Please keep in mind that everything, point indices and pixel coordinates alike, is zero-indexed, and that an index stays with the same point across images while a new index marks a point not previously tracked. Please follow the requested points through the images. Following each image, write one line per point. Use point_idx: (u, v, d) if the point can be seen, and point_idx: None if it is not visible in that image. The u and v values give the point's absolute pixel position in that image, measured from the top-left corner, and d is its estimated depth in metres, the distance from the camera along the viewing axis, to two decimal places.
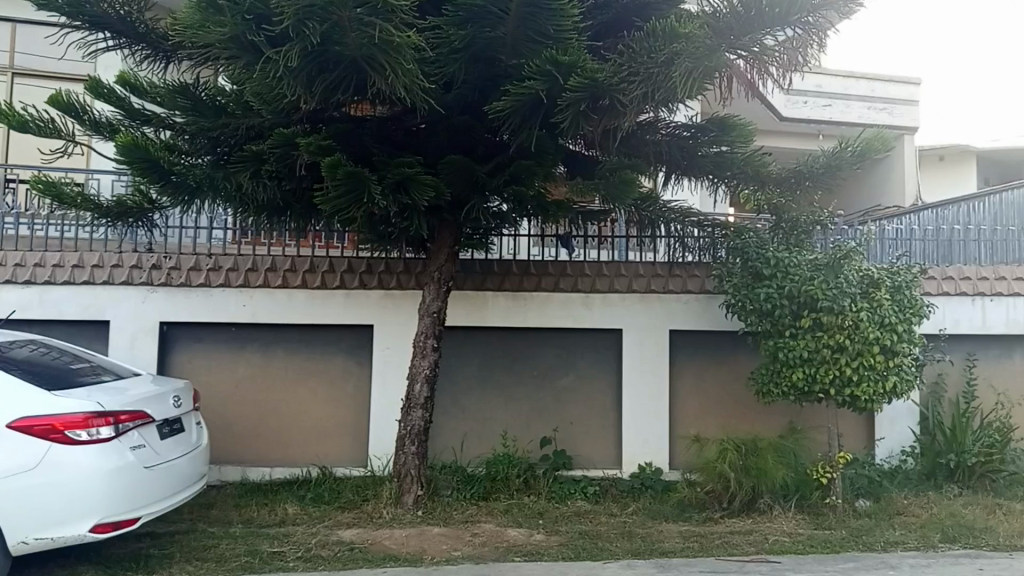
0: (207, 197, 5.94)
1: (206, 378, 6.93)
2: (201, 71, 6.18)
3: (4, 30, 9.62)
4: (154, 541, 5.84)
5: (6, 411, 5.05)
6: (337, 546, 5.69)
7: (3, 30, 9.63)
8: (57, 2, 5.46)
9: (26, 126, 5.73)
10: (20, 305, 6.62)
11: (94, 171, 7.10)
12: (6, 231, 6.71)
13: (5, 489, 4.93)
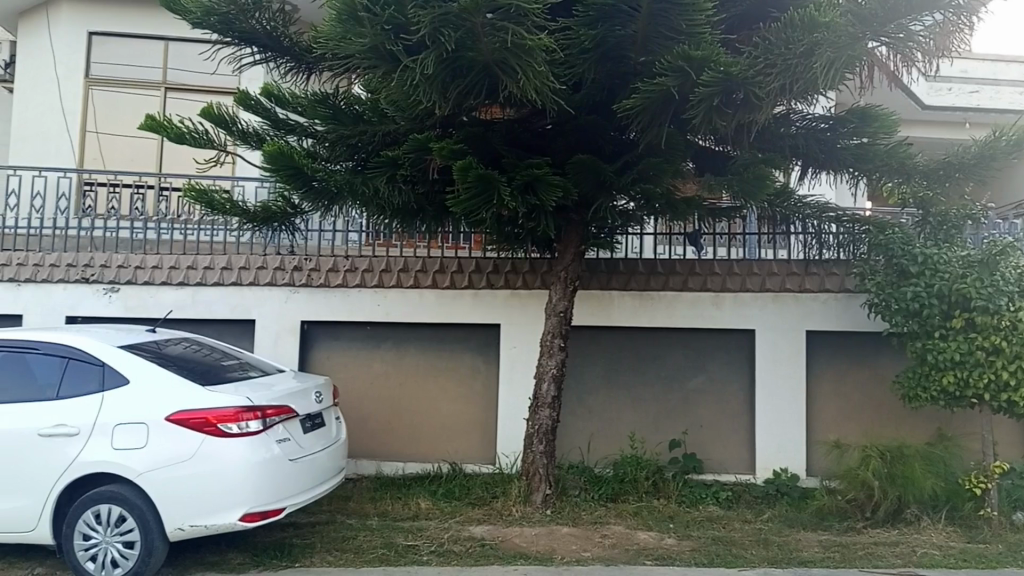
0: (346, 201, 6.18)
1: (342, 375, 7.20)
2: (341, 81, 6.43)
3: (157, 48, 9.67)
4: (298, 530, 6.11)
5: (167, 404, 5.38)
6: (469, 542, 5.78)
7: (156, 48, 9.65)
8: (211, 21, 5.81)
9: (183, 138, 6.10)
10: (176, 305, 7.06)
11: (239, 179, 7.49)
12: (162, 236, 7.19)
13: (166, 478, 5.27)
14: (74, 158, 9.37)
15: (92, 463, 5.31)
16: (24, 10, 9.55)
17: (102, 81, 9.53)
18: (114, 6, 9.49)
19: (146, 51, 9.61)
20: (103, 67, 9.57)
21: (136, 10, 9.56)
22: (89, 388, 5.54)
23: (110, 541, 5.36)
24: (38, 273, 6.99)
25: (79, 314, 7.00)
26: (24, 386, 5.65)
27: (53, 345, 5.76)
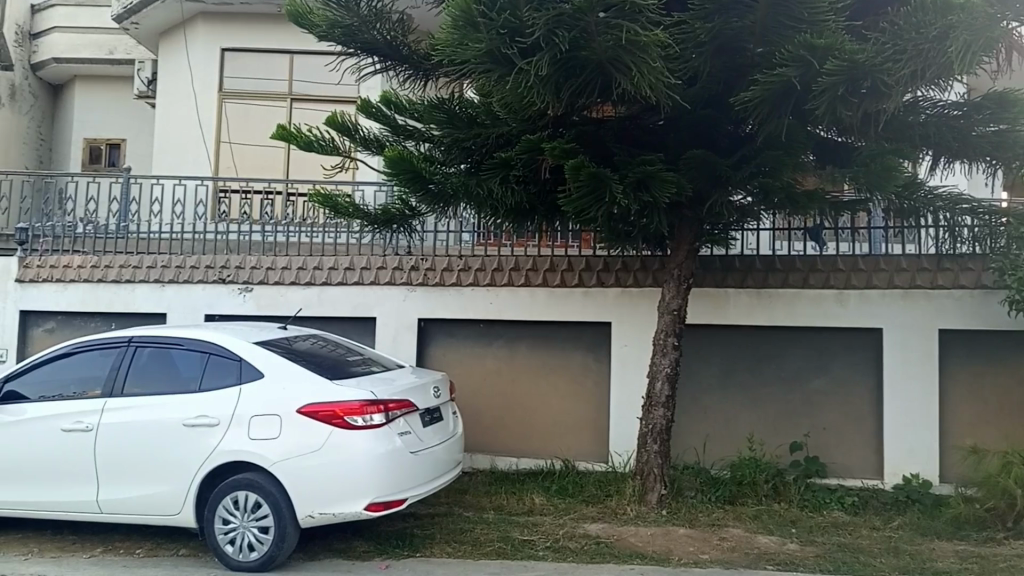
0: (461, 203, 6.35)
1: (456, 371, 7.38)
2: (456, 86, 6.61)
3: (283, 62, 10.04)
4: (418, 521, 6.34)
5: (298, 397, 5.67)
6: (584, 540, 5.81)
7: (282, 62, 10.02)
8: (336, 34, 6.21)
9: (312, 145, 6.44)
10: (303, 304, 7.44)
11: (359, 184, 7.82)
12: (290, 239, 7.60)
13: (297, 467, 5.56)
14: (209, 166, 9.86)
15: (231, 453, 5.64)
16: (165, 32, 10.24)
17: (234, 93, 10.01)
18: (245, 24, 9.95)
19: (273, 65, 10.00)
20: (234, 80, 10.04)
21: (264, 26, 9.96)
22: (227, 381, 5.90)
23: (247, 526, 5.67)
24: (180, 274, 7.53)
25: (216, 313, 7.49)
26: (169, 379, 6.03)
27: (195, 341, 6.13)
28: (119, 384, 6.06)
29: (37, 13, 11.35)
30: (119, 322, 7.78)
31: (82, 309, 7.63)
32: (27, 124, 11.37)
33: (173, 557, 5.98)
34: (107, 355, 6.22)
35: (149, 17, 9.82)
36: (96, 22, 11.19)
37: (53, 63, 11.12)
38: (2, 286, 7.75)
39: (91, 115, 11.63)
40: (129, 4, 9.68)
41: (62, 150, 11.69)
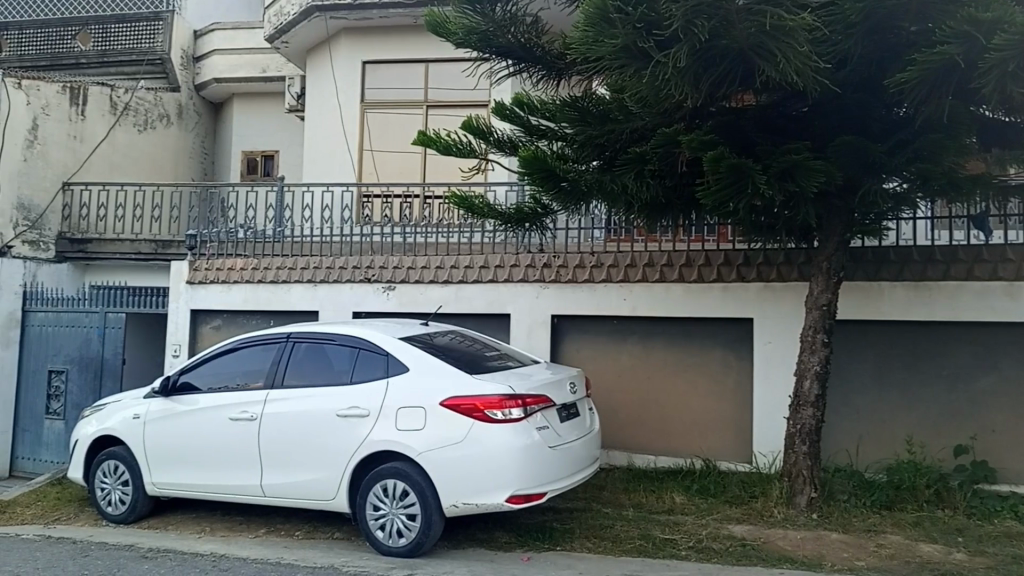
0: (594, 199, 6.35)
1: (593, 368, 7.41)
2: (588, 83, 6.64)
3: (419, 70, 10.30)
4: (557, 514, 6.46)
5: (442, 391, 5.87)
6: (729, 541, 5.68)
7: (418, 71, 10.30)
8: (472, 40, 6.41)
9: (449, 148, 6.64)
10: (442, 301, 7.69)
11: (491, 185, 7.96)
12: (429, 239, 7.90)
13: (442, 458, 5.76)
14: (353, 172, 10.29)
15: (380, 442, 5.92)
16: (311, 49, 10.83)
17: (376, 104, 10.36)
18: (383, 36, 10.28)
19: (410, 73, 10.28)
20: (375, 91, 10.39)
21: (401, 37, 10.25)
22: (376, 374, 6.21)
23: (396, 513, 5.94)
24: (329, 274, 7.99)
25: (362, 311, 7.85)
26: (322, 372, 6.42)
27: (345, 337, 6.50)
28: (278, 377, 6.50)
29: (200, 37, 12.20)
30: (277, 320, 8.32)
31: (244, 307, 8.24)
32: (193, 140, 12.18)
33: (329, 540, 6.37)
34: (267, 350, 6.67)
35: (298, 36, 10.39)
36: (250, 43, 11.89)
37: (214, 82, 11.95)
38: (174, 288, 8.46)
39: (248, 129, 12.40)
40: (279, 25, 10.28)
41: (223, 162, 12.50)
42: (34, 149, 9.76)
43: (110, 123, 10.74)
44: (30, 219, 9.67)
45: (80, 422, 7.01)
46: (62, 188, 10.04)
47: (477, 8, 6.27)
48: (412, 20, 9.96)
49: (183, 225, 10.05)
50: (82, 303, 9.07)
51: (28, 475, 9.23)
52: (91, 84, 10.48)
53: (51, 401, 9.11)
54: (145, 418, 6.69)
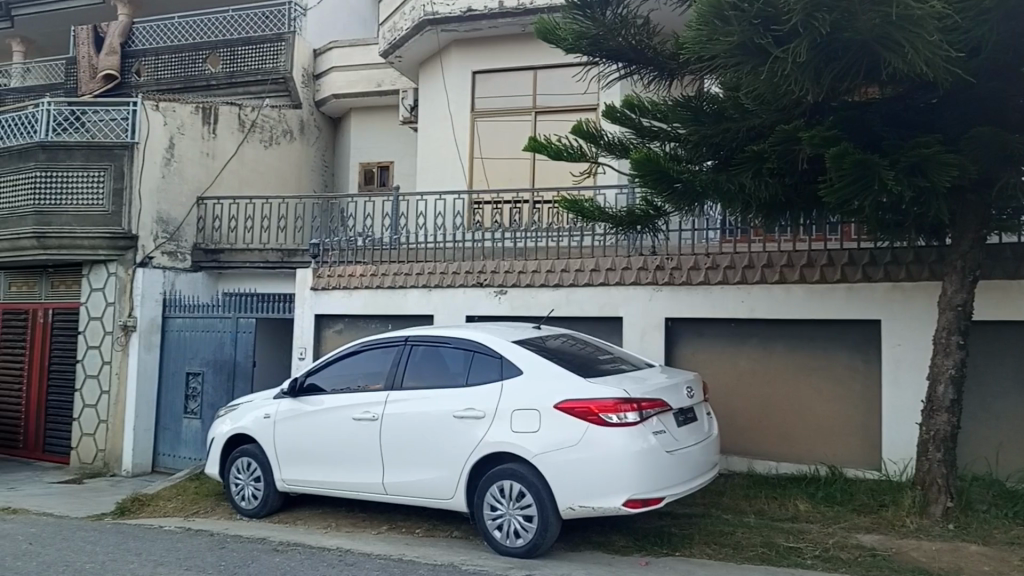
0: (710, 200, 6.28)
1: (708, 371, 7.30)
2: (702, 82, 6.58)
3: (527, 78, 10.16)
4: (675, 520, 6.41)
5: (558, 393, 5.92)
6: (858, 550, 5.46)
7: (526, 78, 10.15)
8: (583, 45, 6.47)
9: (560, 153, 6.65)
10: (554, 305, 7.74)
11: (601, 187, 7.95)
12: (539, 243, 8.01)
13: (559, 460, 5.79)
14: (464, 180, 10.34)
15: (499, 443, 6.02)
16: (424, 61, 10.94)
17: (486, 112, 10.30)
18: (492, 45, 10.23)
19: (519, 82, 10.15)
20: (485, 100, 10.34)
21: (510, 44, 10.16)
22: (492, 376, 6.32)
23: (513, 513, 6.01)
24: (442, 280, 8.19)
25: (475, 314, 8.01)
26: (439, 374, 6.59)
27: (460, 339, 6.64)
28: (398, 378, 6.72)
29: (319, 56, 12.77)
30: (393, 324, 8.59)
31: (363, 311, 8.57)
32: (314, 154, 12.68)
33: (449, 538, 6.53)
34: (386, 353, 6.91)
35: (411, 50, 10.56)
36: (366, 59, 12.30)
37: (332, 98, 12.47)
38: (300, 294, 8.88)
39: (364, 142, 12.87)
40: (394, 40, 10.52)
41: (341, 174, 13.03)
42: (171, 165, 10.41)
43: (239, 140, 11.23)
44: (169, 231, 10.38)
45: (216, 420, 7.44)
46: (197, 203, 10.66)
47: (587, 14, 6.37)
48: (520, 28, 9.83)
49: (306, 234, 10.58)
50: (216, 309, 9.63)
51: (169, 470, 9.93)
52: (222, 103, 10.95)
53: (189, 401, 9.74)
54: (275, 418, 7.04)
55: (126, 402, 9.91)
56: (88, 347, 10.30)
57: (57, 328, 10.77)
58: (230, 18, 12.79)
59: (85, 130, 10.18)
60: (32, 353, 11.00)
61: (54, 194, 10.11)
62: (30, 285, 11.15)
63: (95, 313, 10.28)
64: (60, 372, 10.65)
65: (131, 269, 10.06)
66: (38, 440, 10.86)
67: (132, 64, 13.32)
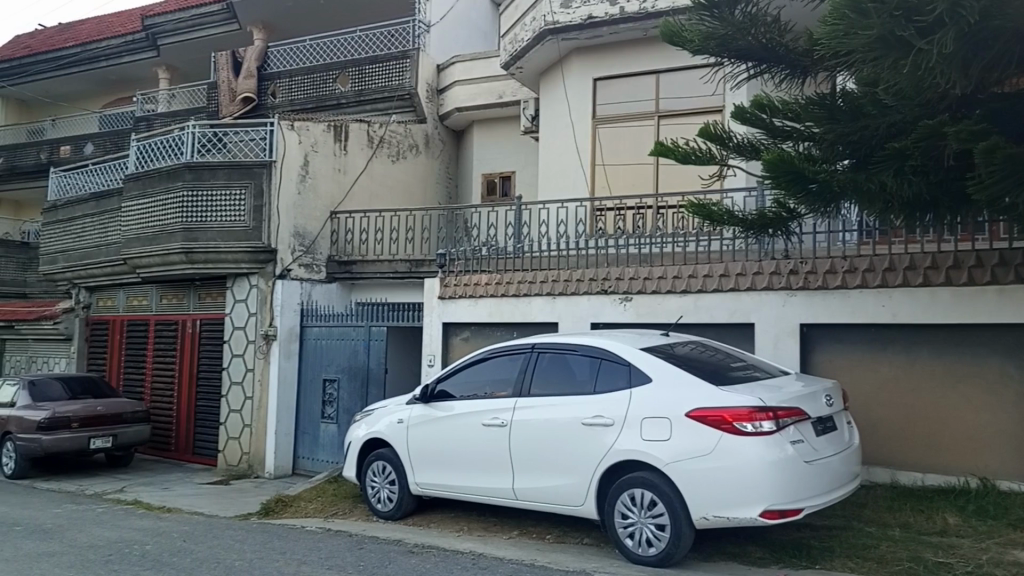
0: (847, 200, 6.06)
1: (846, 378, 7.08)
2: (839, 79, 6.37)
3: (649, 82, 10.06)
4: (814, 532, 6.24)
5: (689, 401, 5.83)
6: (1016, 569, 5.17)
7: (648, 83, 10.06)
8: (710, 46, 6.40)
9: (688, 156, 6.64)
10: (681, 311, 7.69)
11: (731, 190, 7.86)
12: (665, 248, 8.02)
13: (692, 469, 5.70)
14: (585, 187, 10.31)
15: (630, 451, 5.99)
16: (545, 71, 10.99)
17: (606, 119, 10.27)
18: (613, 51, 10.18)
19: (640, 86, 10.06)
20: (607, 106, 10.30)
21: (632, 49, 10.07)
22: (619, 384, 6.29)
23: (644, 522, 5.95)
24: (567, 287, 8.31)
25: (601, 321, 8.07)
26: (566, 382, 6.62)
27: (587, 347, 6.65)
28: (526, 385, 6.80)
29: (442, 71, 12.97)
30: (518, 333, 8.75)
31: (489, 320, 8.77)
32: (438, 167, 12.89)
33: (579, 545, 6.56)
34: (514, 359, 7.02)
35: (531, 60, 10.68)
36: (489, 72, 12.34)
37: (456, 111, 12.63)
38: (428, 303, 9.19)
39: (485, 153, 12.86)
40: (515, 51, 10.67)
41: (465, 186, 13.15)
42: (306, 182, 10.92)
43: (368, 156, 11.70)
44: (305, 245, 10.88)
45: (353, 425, 7.77)
46: (330, 217, 11.19)
47: (715, 14, 6.30)
48: (642, 32, 9.75)
49: (432, 245, 10.84)
50: (349, 318, 10.01)
51: (309, 472, 10.33)
52: (352, 121, 11.43)
53: (326, 406, 10.14)
54: (408, 423, 7.26)
55: (268, 407, 10.40)
56: (232, 356, 10.88)
57: (204, 338, 11.44)
58: (357, 39, 13.52)
59: (226, 151, 10.80)
60: (183, 361, 11.74)
61: (200, 211, 10.75)
62: (178, 297, 11.92)
63: (239, 323, 10.86)
64: (207, 379, 11.33)
65: (271, 281, 10.58)
66: (189, 444, 11.56)
67: (268, 86, 14.17)
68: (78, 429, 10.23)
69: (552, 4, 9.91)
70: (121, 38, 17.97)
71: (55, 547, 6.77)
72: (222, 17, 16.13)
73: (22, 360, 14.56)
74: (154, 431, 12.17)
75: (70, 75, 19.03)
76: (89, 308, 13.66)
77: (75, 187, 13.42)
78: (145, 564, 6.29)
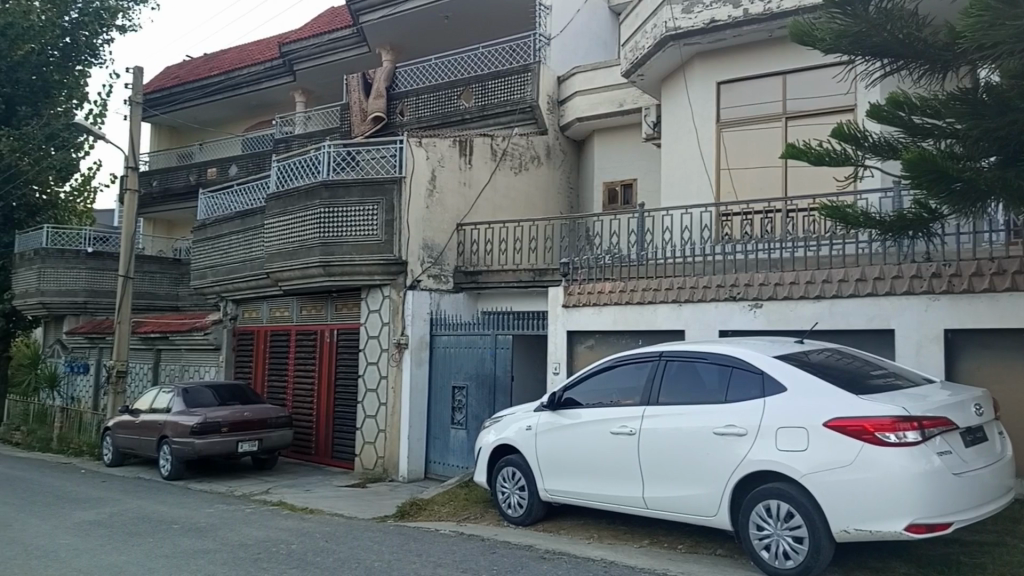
0: (994, 200, 5.69)
1: (997, 387, 6.74)
2: (985, 72, 5.89)
3: (775, 84, 9.84)
4: (965, 548, 5.96)
5: (826, 410, 5.64)
6: None
7: (774, 84, 9.85)
8: (844, 45, 6.22)
9: (822, 158, 6.47)
10: (816, 318, 7.52)
11: (867, 191, 7.69)
12: (796, 253, 7.92)
13: (831, 480, 5.50)
14: (710, 192, 10.20)
15: (763, 462, 5.86)
16: (667, 77, 10.93)
17: (731, 122, 10.12)
18: (738, 53, 10.03)
19: (767, 89, 9.87)
20: (733, 109, 10.14)
21: (758, 52, 9.89)
22: (752, 394, 6.16)
23: (781, 534, 5.79)
24: (694, 294, 8.30)
25: (731, 328, 8.01)
26: (695, 390, 6.56)
27: (716, 354, 6.56)
28: (654, 394, 6.79)
29: (562, 82, 13.11)
30: (644, 340, 8.80)
31: (614, 328, 8.90)
32: (560, 176, 13.18)
33: (713, 556, 6.50)
34: (641, 368, 7.04)
35: (652, 67, 10.68)
36: (610, 80, 12.35)
37: (576, 122, 12.77)
38: (553, 311, 9.46)
39: (607, 161, 12.93)
40: (636, 59, 10.71)
41: (586, 195, 13.27)
42: (434, 196, 11.26)
43: (492, 169, 12.00)
44: (434, 256, 11.22)
45: (483, 431, 8.10)
46: (456, 229, 11.51)
47: (847, 11, 6.11)
48: (768, 33, 9.57)
49: (555, 254, 11.12)
50: (477, 327, 10.37)
51: (441, 477, 10.65)
52: (476, 136, 11.74)
53: (456, 413, 10.46)
54: (536, 430, 7.47)
55: (401, 413, 10.81)
56: (368, 363, 11.36)
57: (342, 347, 12.00)
58: (481, 55, 13.81)
59: (360, 168, 11.28)
60: (322, 369, 12.35)
61: (337, 227, 11.22)
62: (317, 308, 12.58)
63: (373, 332, 11.32)
64: (343, 386, 11.91)
65: (402, 291, 10.97)
66: (328, 448, 12.14)
67: (397, 105, 14.72)
68: (228, 433, 10.94)
69: (672, 10, 9.89)
70: (260, 65, 19.15)
71: (210, 544, 7.26)
72: (353, 41, 16.90)
73: (174, 368, 15.42)
74: (296, 435, 12.85)
75: (214, 102, 20.44)
76: (236, 319, 14.58)
77: (223, 207, 14.35)
78: (293, 563, 6.65)
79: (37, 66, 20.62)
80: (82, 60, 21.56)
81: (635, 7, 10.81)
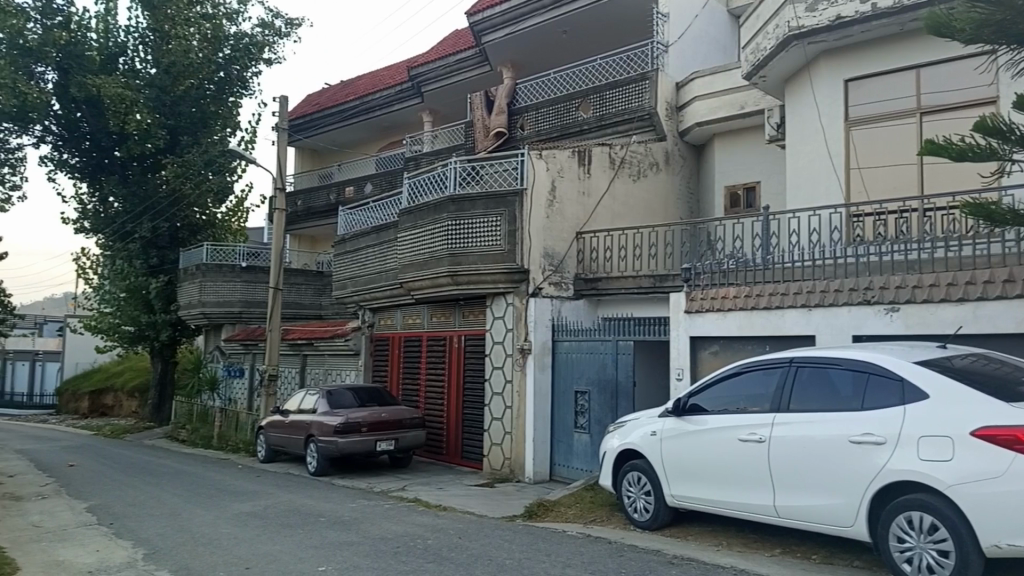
0: None
1: None
2: None
3: (909, 78, 9.38)
4: None
5: (972, 419, 5.36)
6: None
7: (907, 79, 9.39)
8: (985, 36, 5.90)
9: (963, 154, 6.11)
10: (960, 322, 7.13)
11: (1013, 189, 7.27)
12: (933, 254, 7.59)
13: (979, 492, 5.22)
14: (840, 193, 9.86)
15: (903, 471, 5.65)
16: (791, 77, 10.64)
17: (861, 120, 9.74)
18: (868, 48, 9.63)
19: (900, 83, 9.43)
20: (863, 106, 9.75)
21: (889, 46, 9.47)
22: (890, 401, 5.95)
23: (924, 547, 5.55)
24: (825, 298, 8.08)
25: (864, 333, 7.74)
26: (828, 397, 6.41)
27: (851, 360, 6.40)
28: (785, 401, 6.69)
29: (681, 88, 13.05)
30: (771, 345, 8.63)
31: (739, 334, 8.78)
32: (680, 183, 13.13)
33: (849, 567, 6.31)
34: (770, 374, 6.96)
35: (775, 67, 10.46)
36: (730, 83, 12.19)
37: (696, 127, 12.69)
38: (675, 317, 9.46)
39: (729, 165, 12.75)
40: (757, 61, 10.54)
41: (708, 199, 13.15)
42: (554, 206, 11.50)
43: (611, 177, 12.11)
44: (554, 264, 11.50)
45: (607, 436, 8.24)
46: (576, 238, 11.71)
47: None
48: (899, 26, 9.17)
49: (674, 260, 11.12)
50: (598, 333, 10.52)
51: (566, 479, 10.85)
52: (596, 146, 11.86)
53: (579, 417, 10.63)
54: (662, 435, 7.52)
55: (526, 417, 11.13)
56: (494, 368, 11.77)
57: (470, 353, 12.47)
58: (600, 66, 13.94)
59: (483, 182, 11.67)
60: (451, 374, 12.88)
61: (463, 237, 11.69)
62: (446, 316, 13.16)
63: (499, 338, 11.72)
64: (472, 390, 12.38)
65: (524, 299, 11.34)
66: (458, 450, 12.64)
67: (517, 119, 15.13)
68: (367, 433, 11.63)
69: (796, 9, 9.66)
70: (391, 88, 20.20)
71: (354, 537, 7.81)
72: (475, 59, 17.51)
73: (318, 372, 16.55)
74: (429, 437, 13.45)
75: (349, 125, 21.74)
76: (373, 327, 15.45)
77: (360, 223, 15.28)
78: (430, 557, 7.04)
79: (196, 98, 22.77)
80: (234, 91, 23.64)
81: (756, 9, 10.63)
